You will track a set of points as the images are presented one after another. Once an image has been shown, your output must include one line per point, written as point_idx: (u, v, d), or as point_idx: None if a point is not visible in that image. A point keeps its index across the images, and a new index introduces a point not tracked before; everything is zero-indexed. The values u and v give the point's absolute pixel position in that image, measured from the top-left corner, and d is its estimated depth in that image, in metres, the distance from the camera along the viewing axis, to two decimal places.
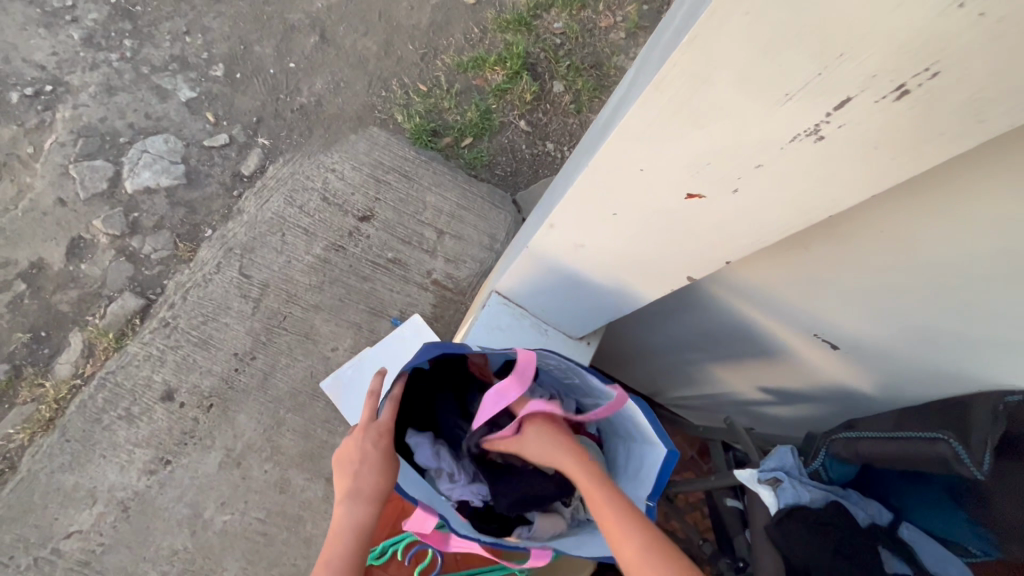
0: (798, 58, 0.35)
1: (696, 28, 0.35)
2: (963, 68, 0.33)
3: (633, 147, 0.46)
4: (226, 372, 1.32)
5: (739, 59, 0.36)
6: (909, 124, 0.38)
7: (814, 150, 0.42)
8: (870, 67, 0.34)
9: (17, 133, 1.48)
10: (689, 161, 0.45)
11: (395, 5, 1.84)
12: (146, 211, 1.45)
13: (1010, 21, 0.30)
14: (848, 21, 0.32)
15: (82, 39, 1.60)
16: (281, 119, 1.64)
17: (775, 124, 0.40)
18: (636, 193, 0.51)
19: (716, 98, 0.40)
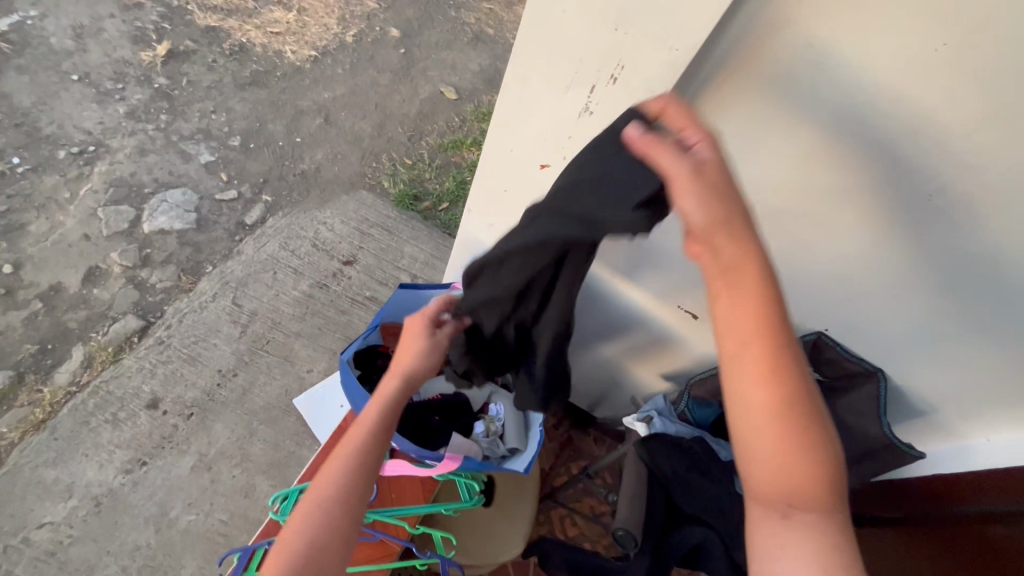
0: (560, 62, 0.59)
1: (513, 48, 0.60)
2: (635, 63, 0.55)
3: (504, 133, 0.70)
4: (209, 386, 1.46)
5: (535, 66, 0.61)
6: (633, 102, 0.58)
7: (593, 127, 0.63)
8: (597, 68, 0.57)
9: (58, 181, 1.75)
10: (533, 140, 0.68)
11: (390, 99, 2.24)
12: (157, 248, 1.68)
13: (639, 32, 0.52)
14: (571, 38, 0.56)
15: (126, 112, 1.93)
16: (284, 181, 1.93)
17: (567, 109, 0.63)
18: (512, 172, 0.75)
19: (533, 94, 0.64)
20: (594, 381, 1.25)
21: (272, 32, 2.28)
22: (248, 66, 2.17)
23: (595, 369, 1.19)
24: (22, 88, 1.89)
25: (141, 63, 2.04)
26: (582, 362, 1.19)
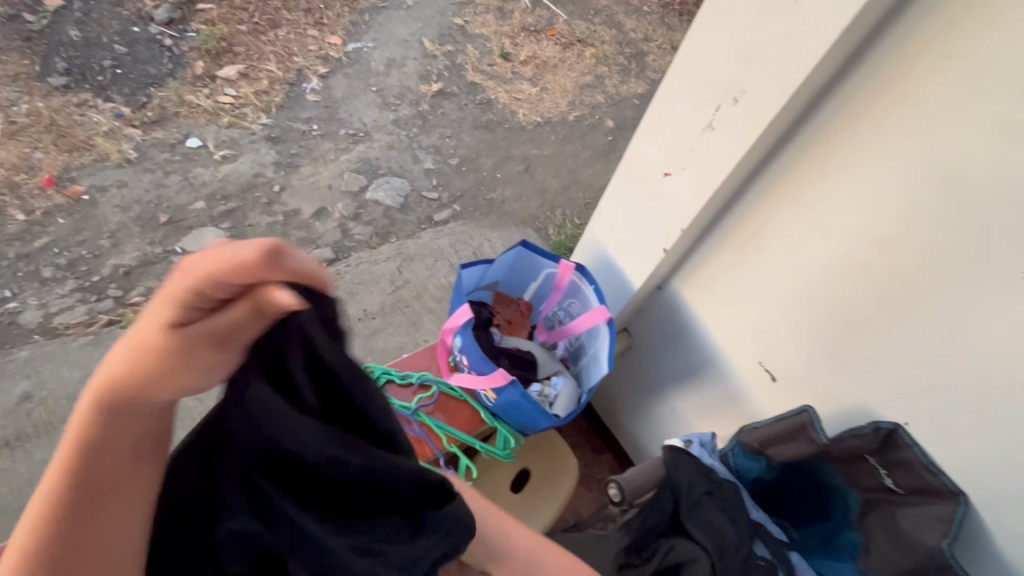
0: (699, 84, 0.85)
1: (668, 71, 0.89)
2: (754, 89, 0.79)
3: (643, 139, 0.97)
4: (354, 317, 1.81)
5: (679, 84, 0.88)
6: (747, 119, 0.81)
7: (710, 137, 0.86)
8: (727, 89, 0.82)
9: (331, 148, 2.34)
10: (665, 150, 0.94)
11: (582, 171, 2.66)
12: (369, 212, 2.17)
13: (757, 64, 0.78)
14: (707, 66, 0.83)
15: (393, 118, 2.55)
16: (475, 201, 2.38)
17: (695, 122, 0.88)
18: (641, 177, 0.99)
19: (669, 109, 0.91)
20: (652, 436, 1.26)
21: (515, 98, 2.84)
22: (487, 115, 2.73)
23: (658, 421, 1.22)
24: (339, 84, 2.58)
25: (418, 92, 2.69)
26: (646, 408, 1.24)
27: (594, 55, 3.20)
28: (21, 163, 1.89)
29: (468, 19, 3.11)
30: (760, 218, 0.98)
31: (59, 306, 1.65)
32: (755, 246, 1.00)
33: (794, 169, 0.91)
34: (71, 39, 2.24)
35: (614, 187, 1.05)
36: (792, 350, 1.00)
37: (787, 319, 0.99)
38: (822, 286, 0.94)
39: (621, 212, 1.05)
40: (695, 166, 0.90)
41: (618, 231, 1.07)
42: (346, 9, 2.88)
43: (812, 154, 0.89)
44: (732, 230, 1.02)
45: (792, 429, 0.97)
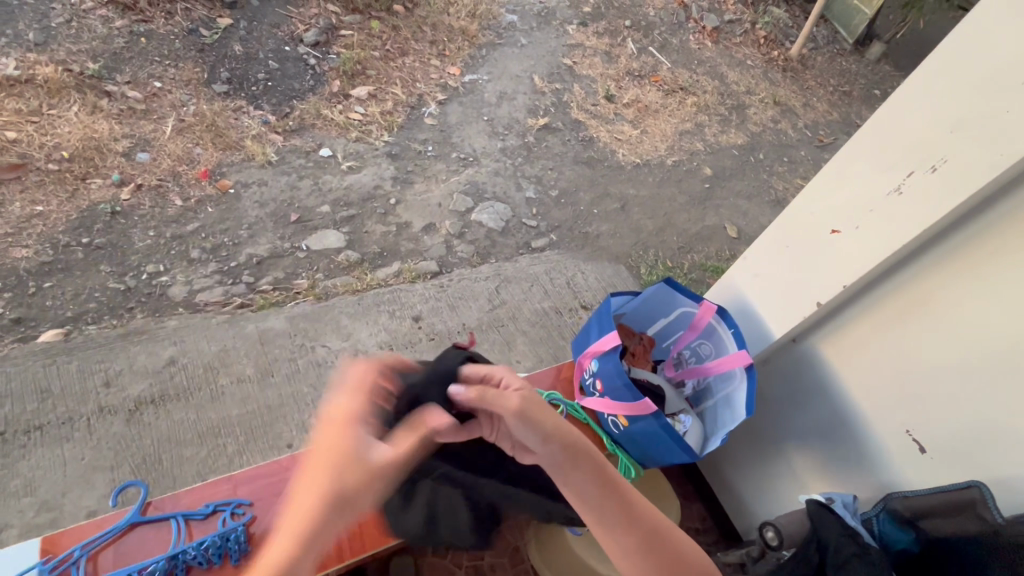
0: (894, 147, 0.86)
1: (860, 131, 0.90)
2: (957, 157, 0.78)
3: (814, 195, 0.98)
4: (453, 329, 1.89)
5: (869, 145, 0.89)
6: (942, 186, 0.80)
7: (895, 200, 0.86)
8: (928, 156, 0.81)
9: (443, 168, 2.49)
10: (839, 206, 0.93)
11: (677, 215, 2.68)
12: (472, 231, 2.28)
13: (967, 133, 0.77)
14: (908, 131, 0.84)
15: (501, 147, 2.68)
16: (571, 232, 2.44)
17: (880, 184, 0.88)
18: (804, 232, 1.00)
19: (852, 167, 0.91)
20: (761, 492, 1.21)
21: (617, 138, 2.92)
22: (589, 152, 2.81)
23: (774, 479, 1.17)
24: (455, 112, 2.76)
25: (525, 124, 2.82)
26: (760, 462, 1.20)
27: (696, 103, 3.24)
28: (185, 156, 2.15)
29: (578, 60, 3.24)
30: (935, 282, 0.86)
31: (201, 284, 1.83)
32: (892, 301, 0.92)
33: (991, 234, 0.79)
34: (235, 53, 2.55)
35: (769, 237, 1.06)
36: (955, 434, 0.86)
37: (953, 397, 0.86)
38: (1007, 369, 0.80)
39: (774, 263, 1.05)
40: (871, 226, 0.89)
41: (766, 279, 1.08)
42: (467, 43, 3.09)
43: (990, 224, 0.79)
44: (895, 290, 0.91)
45: (952, 506, 0.80)
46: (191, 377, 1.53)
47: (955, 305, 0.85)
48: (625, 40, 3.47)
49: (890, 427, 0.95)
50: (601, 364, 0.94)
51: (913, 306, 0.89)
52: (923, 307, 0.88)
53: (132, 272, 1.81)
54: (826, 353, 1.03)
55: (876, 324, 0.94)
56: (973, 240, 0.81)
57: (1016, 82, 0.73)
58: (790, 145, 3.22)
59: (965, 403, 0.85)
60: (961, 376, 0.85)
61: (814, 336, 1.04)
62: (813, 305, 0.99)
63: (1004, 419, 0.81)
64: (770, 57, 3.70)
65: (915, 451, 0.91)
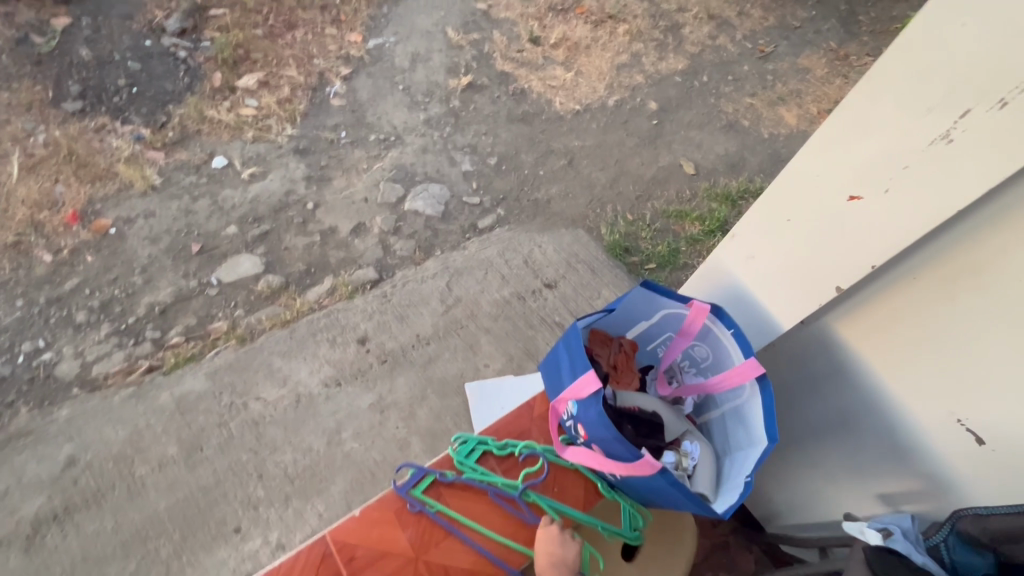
0: (938, 78, 0.67)
1: (887, 57, 0.71)
2: None
3: (827, 149, 0.79)
4: (407, 343, 1.66)
5: (902, 78, 0.70)
6: (1012, 126, 0.62)
7: (943, 150, 0.68)
8: (991, 88, 0.63)
9: (363, 156, 2.17)
10: (864, 161, 0.75)
11: (630, 161, 2.45)
12: (409, 224, 2.01)
13: None
14: (958, 55, 0.65)
15: (425, 119, 2.36)
16: (519, 202, 2.19)
17: (921, 129, 0.70)
18: (815, 196, 0.82)
19: (879, 110, 0.73)
20: (782, 487, 1.06)
21: (550, 85, 2.63)
22: (523, 106, 2.52)
23: (797, 475, 1.02)
24: (364, 86, 2.40)
25: (447, 87, 2.49)
26: (776, 455, 1.04)
27: (628, 31, 2.95)
28: (44, 198, 1.77)
29: (492, 2, 2.87)
30: (989, 245, 0.69)
31: (96, 353, 1.52)
32: (934, 265, 0.75)
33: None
34: (82, 59, 2.10)
35: (768, 208, 0.88)
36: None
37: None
38: None
39: (778, 239, 0.88)
40: (910, 184, 0.72)
41: (764, 261, 0.91)
42: (363, 2, 2.67)
43: None
44: (939, 254, 0.74)
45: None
46: (99, 476, 1.27)
47: (1021, 267, 0.68)
48: None
49: (936, 417, 0.79)
50: (583, 411, 0.74)
51: (964, 270, 0.72)
52: (979, 271, 0.71)
53: (4, 356, 1.49)
54: (845, 331, 0.86)
55: (914, 296, 0.77)
56: None
57: None
58: (733, 61, 2.99)
59: None
60: None
61: (835, 318, 0.87)
62: (831, 291, 0.84)
63: None
64: None
65: (970, 444, 0.76)
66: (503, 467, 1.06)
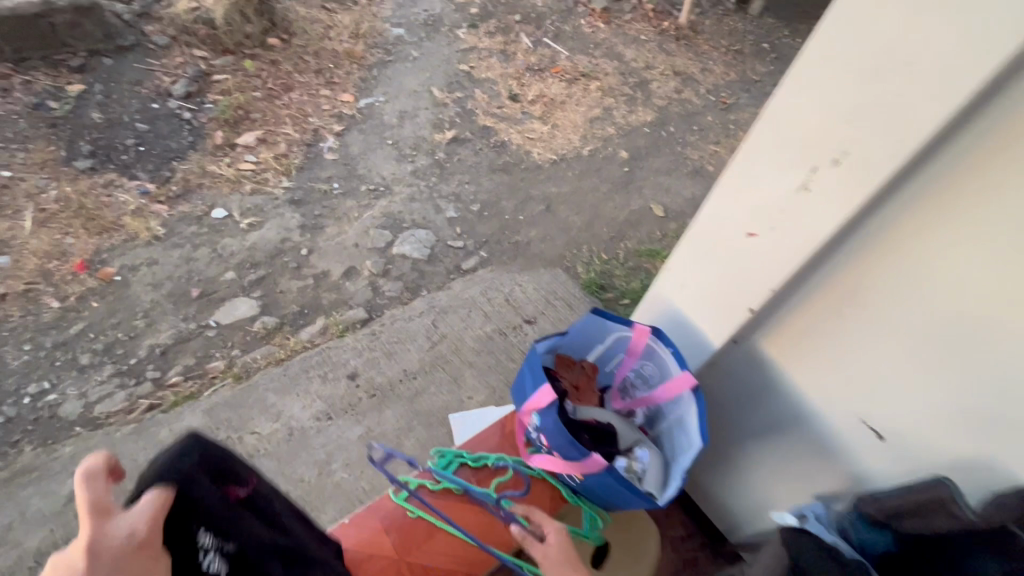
0: (789, 143, 0.80)
1: (752, 129, 0.84)
2: (857, 147, 0.74)
3: (720, 201, 0.92)
4: (394, 378, 1.76)
5: (764, 143, 0.83)
6: (850, 179, 0.76)
7: (804, 199, 0.81)
8: (827, 149, 0.77)
9: (354, 205, 2.34)
10: (749, 211, 0.88)
11: (604, 205, 2.64)
12: (397, 267, 2.15)
13: (860, 123, 0.73)
14: (800, 124, 0.78)
15: (412, 170, 2.55)
16: (501, 244, 2.35)
17: (785, 183, 0.83)
18: (719, 238, 0.94)
19: (752, 169, 0.86)
20: (737, 497, 1.16)
21: (529, 138, 2.85)
22: (503, 157, 2.73)
23: (747, 484, 1.12)
24: (356, 141, 2.60)
25: (433, 141, 2.69)
26: (728, 467, 1.15)
27: (600, 88, 3.22)
28: (54, 249, 1.89)
29: (474, 64, 3.14)
30: (862, 271, 0.83)
31: (99, 394, 1.61)
32: (819, 291, 0.88)
33: (901, 220, 0.77)
34: (94, 121, 2.28)
35: (685, 248, 1.00)
36: (906, 417, 0.84)
37: (899, 382, 0.84)
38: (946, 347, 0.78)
39: (696, 274, 1.00)
40: (786, 228, 0.85)
41: (692, 291, 1.02)
42: (355, 66, 2.91)
43: (908, 207, 0.76)
44: (821, 283, 0.88)
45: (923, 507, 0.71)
46: None
47: (882, 289, 0.82)
48: (518, 35, 3.39)
49: (843, 418, 0.92)
50: (542, 422, 0.85)
51: (841, 294, 0.86)
52: (852, 294, 0.85)
53: (11, 398, 1.57)
54: (763, 350, 0.99)
55: (808, 318, 0.91)
56: (890, 222, 0.78)
57: (900, 64, 0.67)
58: (697, 113, 3.26)
59: (909, 386, 0.83)
60: (902, 358, 0.82)
61: (757, 337, 0.99)
62: (746, 311, 0.94)
63: (948, 396, 0.79)
64: (662, 28, 3.73)
65: (873, 440, 0.89)
66: (478, 478, 1.13)
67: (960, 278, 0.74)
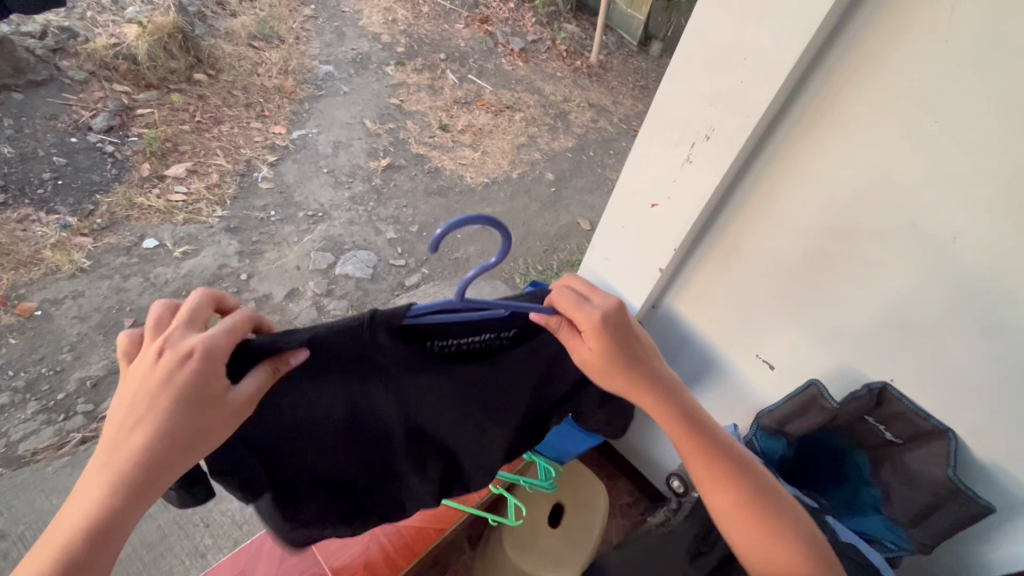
0: (671, 125, 0.91)
1: (648, 115, 0.94)
2: (720, 127, 0.86)
3: (627, 178, 1.03)
4: None
5: (653, 122, 0.94)
6: (719, 155, 0.88)
7: (688, 173, 0.93)
8: (698, 127, 0.88)
9: (292, 231, 2.37)
10: (649, 186, 1.00)
11: (535, 221, 2.84)
12: (340, 286, 2.22)
13: (720, 105, 0.84)
14: (677, 108, 0.89)
15: (349, 196, 2.62)
16: (441, 261, 2.44)
17: (673, 161, 0.94)
18: (630, 210, 1.05)
19: (648, 149, 0.97)
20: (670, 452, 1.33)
21: (460, 163, 3.01)
22: (438, 182, 2.86)
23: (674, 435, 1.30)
24: (290, 170, 2.64)
25: (368, 168, 2.78)
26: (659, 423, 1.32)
27: (524, 118, 3.46)
28: None
29: (404, 98, 3.29)
30: (741, 230, 0.98)
31: (22, 432, 1.64)
32: (711, 245, 1.03)
33: (761, 182, 0.92)
34: (4, 156, 2.21)
35: (607, 221, 1.11)
36: (789, 341, 1.02)
37: (778, 312, 1.00)
38: (807, 278, 0.94)
39: (617, 245, 1.12)
40: (678, 199, 0.96)
41: (616, 262, 1.14)
42: (286, 100, 2.96)
43: (766, 171, 0.90)
44: (714, 238, 1.02)
45: (802, 407, 0.96)
46: None
47: (756, 239, 0.97)
48: (444, 72, 3.59)
49: (745, 353, 1.09)
50: None
51: (728, 245, 1.01)
52: (735, 244, 1.00)
53: None
54: (681, 302, 1.13)
55: (707, 269, 1.06)
56: (755, 182, 0.92)
57: (740, 58, 0.79)
58: (612, 140, 3.57)
59: (788, 313, 0.99)
60: (778, 292, 0.98)
61: (668, 298, 1.15)
62: (657, 272, 1.08)
63: (817, 318, 0.96)
64: (576, 66, 4.08)
65: (768, 368, 1.06)
66: None
67: (808, 221, 0.90)
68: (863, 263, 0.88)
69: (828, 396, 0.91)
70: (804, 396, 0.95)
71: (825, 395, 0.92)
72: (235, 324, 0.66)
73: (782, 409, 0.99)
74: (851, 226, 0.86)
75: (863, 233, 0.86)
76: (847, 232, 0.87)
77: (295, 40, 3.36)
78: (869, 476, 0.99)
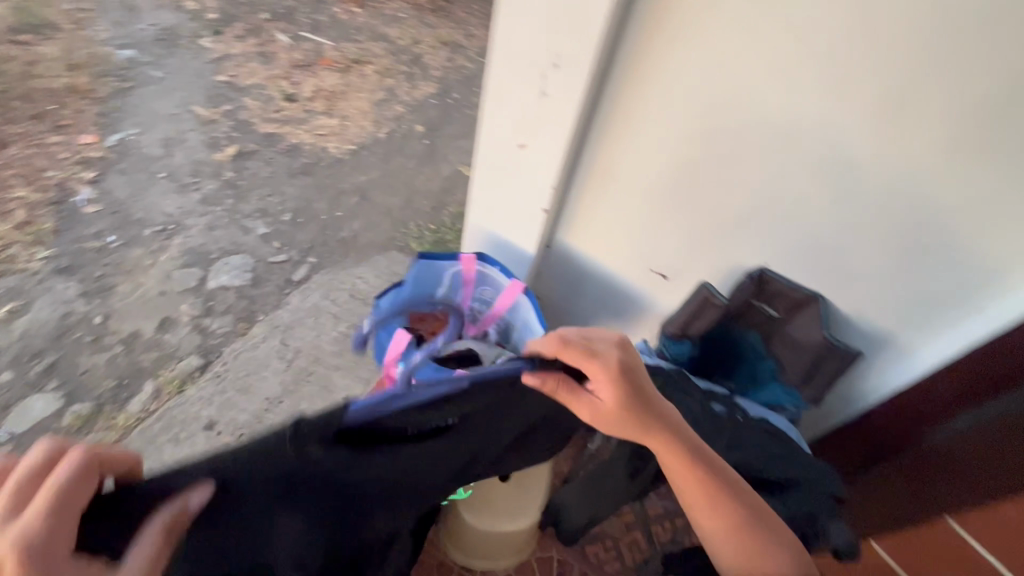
0: (517, 58, 0.86)
1: (491, 50, 0.88)
2: (565, 52, 0.82)
3: (487, 122, 0.97)
4: (258, 412, 1.76)
5: (499, 58, 0.88)
6: (570, 82, 0.85)
7: (545, 106, 0.89)
8: (544, 57, 0.84)
9: (143, 252, 2.06)
10: (512, 127, 0.95)
11: (416, 178, 2.67)
12: (219, 300, 1.99)
13: (559, 29, 0.80)
14: (518, 38, 0.84)
15: (200, 198, 2.30)
16: (326, 246, 2.26)
17: (529, 96, 0.89)
18: (500, 155, 1.01)
19: (500, 88, 0.91)
20: None
21: (319, 135, 2.74)
22: (299, 160, 2.59)
23: None
24: (117, 183, 2.26)
25: (214, 162, 2.45)
26: None
27: (376, 71, 3.19)
28: None
29: (233, 72, 2.88)
30: (610, 153, 0.98)
31: None
32: (586, 174, 1.02)
33: (617, 102, 0.91)
34: None
35: (480, 171, 1.06)
36: (675, 248, 1.06)
37: (661, 225, 1.04)
38: (680, 187, 0.97)
39: (496, 194, 1.08)
40: (544, 135, 0.93)
41: (500, 212, 1.11)
42: (85, 101, 2.49)
43: (619, 90, 0.89)
44: (587, 167, 1.01)
45: (698, 309, 1.03)
46: None
47: (626, 160, 0.97)
48: (273, 34, 3.18)
49: (639, 270, 1.13)
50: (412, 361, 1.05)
51: (602, 171, 1.01)
52: (609, 168, 1.00)
53: None
54: (572, 235, 1.13)
55: (588, 199, 1.06)
56: (612, 103, 0.91)
57: None
58: (476, 75, 3.40)
59: (670, 224, 1.03)
60: (657, 207, 1.01)
61: (559, 235, 1.14)
62: (541, 213, 1.06)
63: (695, 221, 1.01)
64: (418, 3, 3.79)
65: (662, 278, 1.11)
66: None
67: (670, 133, 0.91)
68: (724, 162, 0.92)
69: (716, 292, 0.98)
70: (698, 298, 1.02)
71: (714, 293, 0.99)
72: (66, 481, 0.54)
73: (682, 315, 1.06)
74: (707, 130, 0.89)
75: (718, 134, 0.89)
76: (705, 136, 0.90)
77: (75, 25, 2.78)
78: (764, 352, 1.10)
